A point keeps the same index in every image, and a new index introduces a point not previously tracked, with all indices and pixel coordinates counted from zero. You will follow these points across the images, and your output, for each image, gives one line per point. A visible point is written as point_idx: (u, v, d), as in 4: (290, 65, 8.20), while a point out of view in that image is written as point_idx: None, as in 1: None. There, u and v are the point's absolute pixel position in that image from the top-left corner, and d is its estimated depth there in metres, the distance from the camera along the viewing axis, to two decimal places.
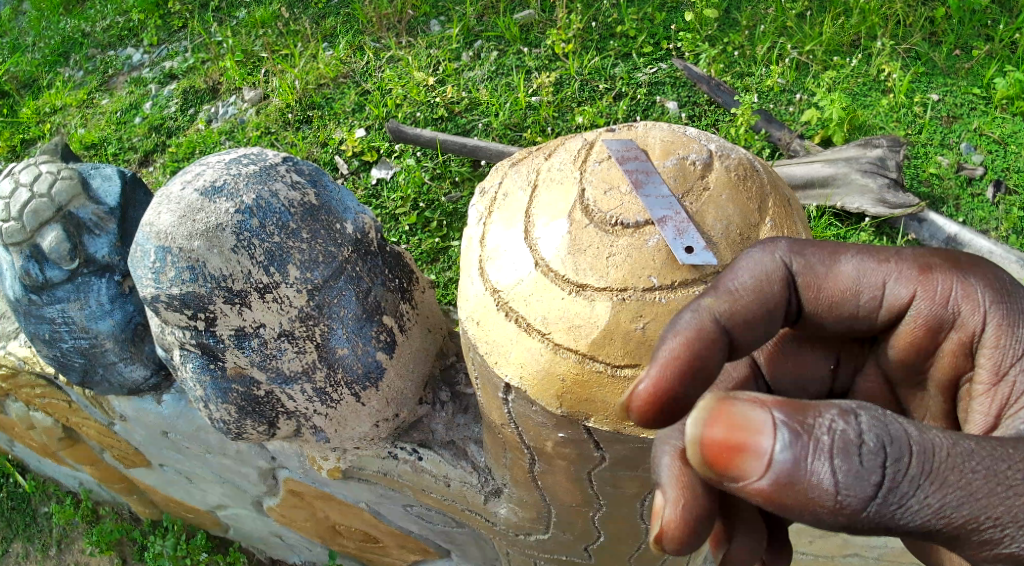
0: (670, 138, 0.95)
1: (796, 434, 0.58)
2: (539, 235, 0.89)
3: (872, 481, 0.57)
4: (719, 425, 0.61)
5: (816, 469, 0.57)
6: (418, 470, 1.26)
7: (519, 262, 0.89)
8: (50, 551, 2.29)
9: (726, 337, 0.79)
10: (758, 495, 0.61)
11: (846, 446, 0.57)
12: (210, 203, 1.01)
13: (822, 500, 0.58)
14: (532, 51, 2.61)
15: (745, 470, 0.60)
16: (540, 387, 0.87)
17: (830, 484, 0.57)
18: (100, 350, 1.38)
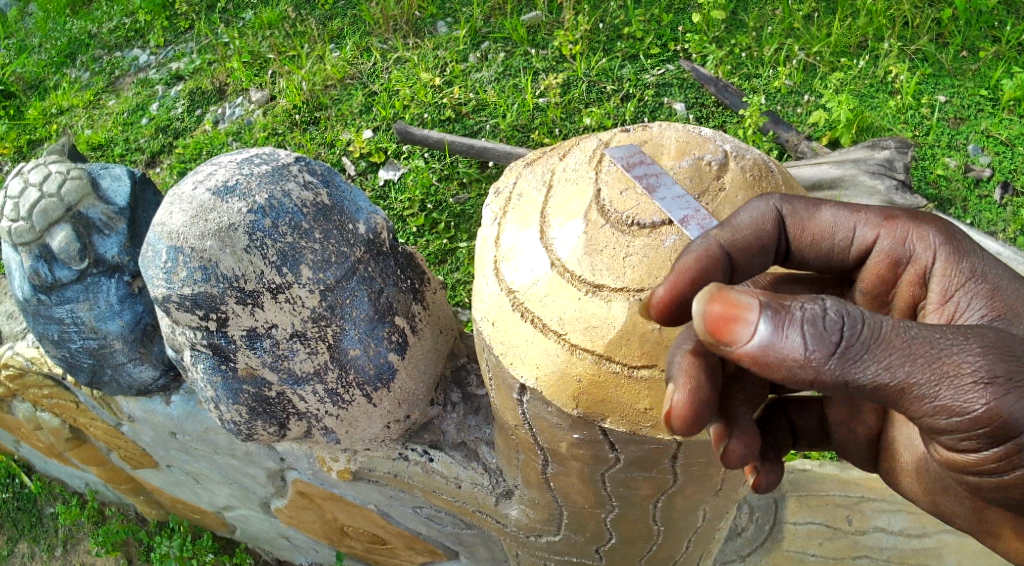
0: (685, 139, 0.95)
1: (777, 311, 0.62)
2: (554, 236, 0.89)
3: (835, 344, 0.61)
4: (718, 302, 0.64)
5: (787, 339, 0.61)
6: (428, 472, 1.25)
7: (535, 261, 0.90)
8: (57, 550, 2.29)
9: (726, 261, 0.84)
10: (745, 363, 0.65)
11: (814, 320, 0.62)
12: (222, 203, 1.01)
13: (793, 361, 0.62)
14: (539, 52, 2.61)
15: (732, 339, 0.64)
16: (557, 388, 0.87)
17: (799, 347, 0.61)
18: (109, 350, 1.38)
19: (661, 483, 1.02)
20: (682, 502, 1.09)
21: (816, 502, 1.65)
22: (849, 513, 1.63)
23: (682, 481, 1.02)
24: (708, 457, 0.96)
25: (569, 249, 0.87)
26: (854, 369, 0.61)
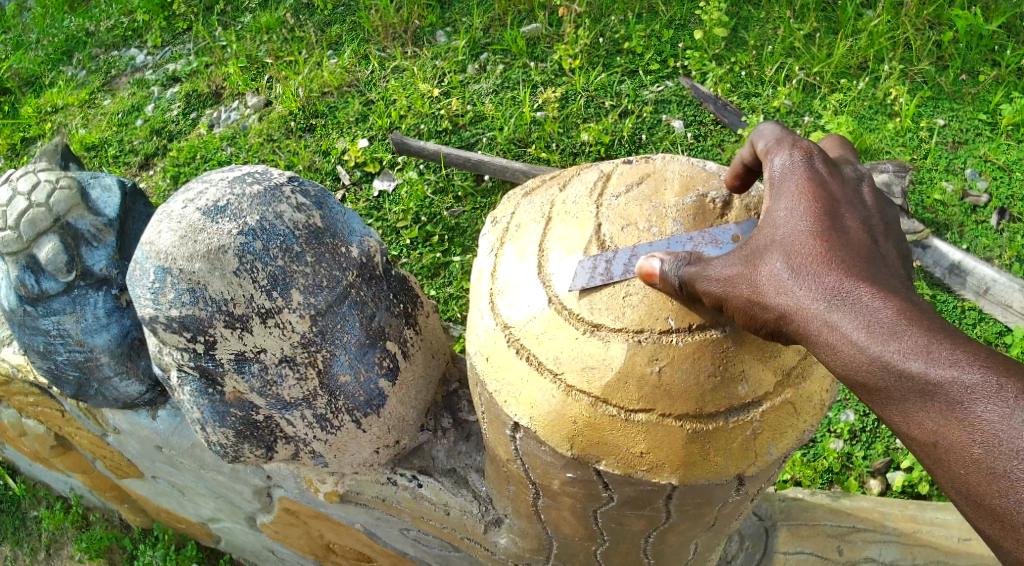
0: (690, 175, 0.93)
1: (666, 257, 0.80)
2: (551, 271, 0.89)
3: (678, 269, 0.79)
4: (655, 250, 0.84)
5: (664, 267, 0.80)
6: (416, 497, 1.23)
7: (533, 293, 0.89)
8: (39, 555, 2.25)
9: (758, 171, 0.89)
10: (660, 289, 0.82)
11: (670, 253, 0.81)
12: (212, 224, 0.99)
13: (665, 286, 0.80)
14: (538, 65, 2.59)
15: (653, 267, 0.80)
16: (551, 428, 0.87)
17: (667, 277, 0.79)
18: (96, 363, 1.36)
19: (654, 520, 1.01)
20: (674, 537, 1.08)
21: (806, 531, 1.62)
22: (840, 544, 1.61)
23: (676, 518, 1.01)
24: (703, 498, 0.95)
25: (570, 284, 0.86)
26: (683, 280, 0.79)
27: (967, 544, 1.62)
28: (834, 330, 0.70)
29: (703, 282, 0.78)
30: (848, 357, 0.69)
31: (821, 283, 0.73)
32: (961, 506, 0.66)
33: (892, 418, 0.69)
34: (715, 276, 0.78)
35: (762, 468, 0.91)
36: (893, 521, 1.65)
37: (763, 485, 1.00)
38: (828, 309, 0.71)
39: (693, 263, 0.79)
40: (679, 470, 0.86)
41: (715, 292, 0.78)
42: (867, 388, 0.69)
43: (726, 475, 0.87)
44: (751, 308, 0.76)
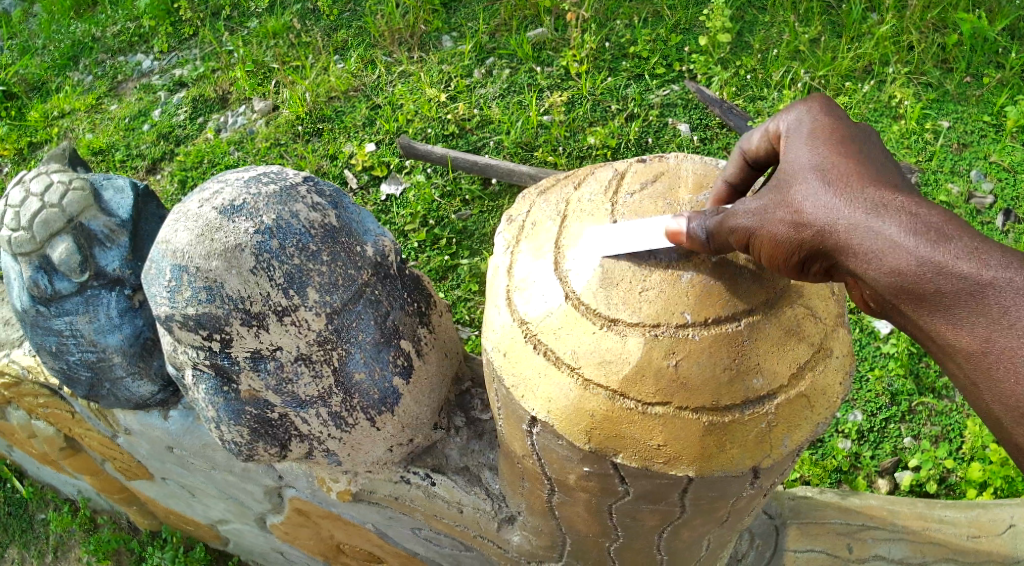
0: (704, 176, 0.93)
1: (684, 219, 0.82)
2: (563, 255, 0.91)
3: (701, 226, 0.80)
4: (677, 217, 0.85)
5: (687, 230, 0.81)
6: (430, 496, 1.24)
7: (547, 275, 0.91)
8: (46, 557, 2.26)
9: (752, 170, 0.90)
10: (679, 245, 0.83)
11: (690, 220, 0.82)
12: (229, 223, 0.99)
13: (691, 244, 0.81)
14: (544, 70, 2.61)
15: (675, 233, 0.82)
16: (569, 422, 0.87)
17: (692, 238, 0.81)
18: (108, 364, 1.36)
19: (668, 516, 1.01)
20: (687, 533, 1.09)
21: (816, 530, 1.63)
22: (850, 541, 1.62)
23: (690, 513, 1.01)
24: (718, 492, 0.95)
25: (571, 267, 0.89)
26: (710, 229, 0.79)
27: (976, 543, 1.65)
28: (882, 240, 0.71)
29: (729, 224, 0.78)
30: (895, 263, 0.70)
31: (859, 197, 0.74)
32: (1003, 416, 0.70)
33: (935, 327, 0.70)
34: (739, 215, 0.79)
35: (777, 461, 0.91)
36: (901, 519, 1.66)
37: (777, 479, 1.01)
38: (873, 220, 0.72)
39: (717, 217, 0.80)
40: (697, 462, 0.87)
41: (746, 227, 0.78)
42: (913, 297, 0.70)
43: (741, 468, 0.88)
44: (783, 237, 0.76)
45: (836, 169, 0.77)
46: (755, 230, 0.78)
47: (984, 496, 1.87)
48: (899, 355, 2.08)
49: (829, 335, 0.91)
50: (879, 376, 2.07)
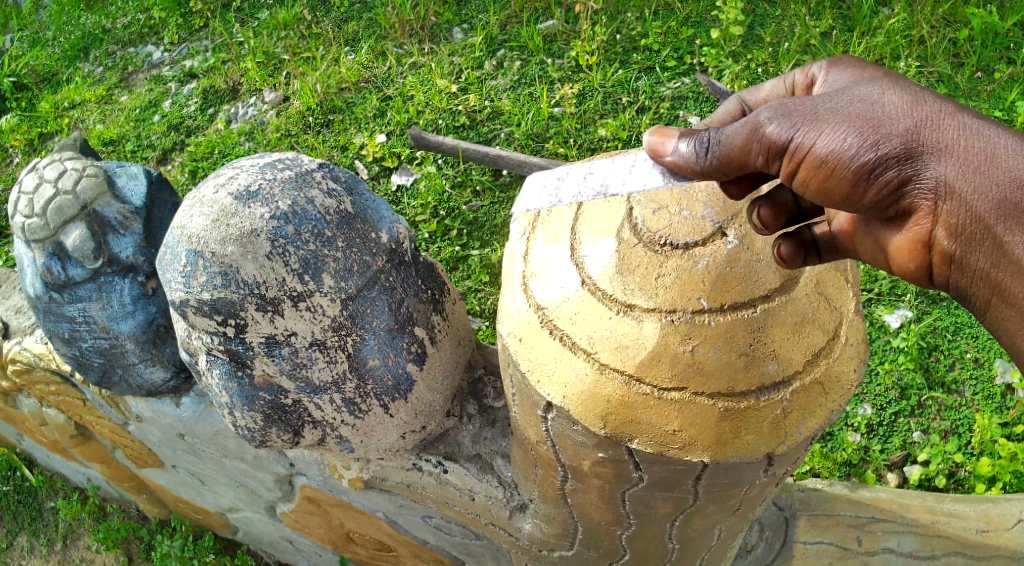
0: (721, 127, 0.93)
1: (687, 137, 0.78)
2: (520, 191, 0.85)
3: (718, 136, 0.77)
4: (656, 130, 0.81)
5: (684, 150, 0.77)
6: (442, 483, 1.24)
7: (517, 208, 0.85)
8: (56, 545, 2.27)
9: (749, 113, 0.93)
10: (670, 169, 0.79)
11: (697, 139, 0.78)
12: (244, 208, 1.00)
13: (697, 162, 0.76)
14: (555, 62, 2.61)
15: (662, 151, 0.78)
16: (584, 407, 0.87)
17: (697, 154, 0.76)
18: (121, 350, 1.36)
19: (681, 503, 1.01)
20: (700, 521, 1.09)
21: (827, 522, 1.63)
22: (860, 534, 1.62)
23: (703, 501, 1.01)
24: (732, 479, 0.95)
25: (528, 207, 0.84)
26: (742, 133, 0.76)
27: (985, 537, 1.65)
28: (989, 156, 0.73)
29: (775, 124, 0.75)
30: (998, 173, 0.72)
31: (950, 114, 0.74)
32: None
33: (1019, 244, 0.73)
34: (793, 120, 0.75)
35: (792, 448, 0.91)
36: (911, 512, 1.66)
37: (790, 467, 1.01)
38: (975, 135, 0.73)
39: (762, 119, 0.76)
40: (712, 448, 0.87)
41: (809, 123, 0.74)
42: (1015, 212, 0.72)
43: (756, 454, 0.88)
44: (853, 144, 0.73)
45: (890, 86, 0.78)
46: (812, 130, 0.74)
47: (993, 491, 1.86)
48: (909, 349, 2.07)
49: (844, 323, 0.91)
50: (889, 370, 2.07)
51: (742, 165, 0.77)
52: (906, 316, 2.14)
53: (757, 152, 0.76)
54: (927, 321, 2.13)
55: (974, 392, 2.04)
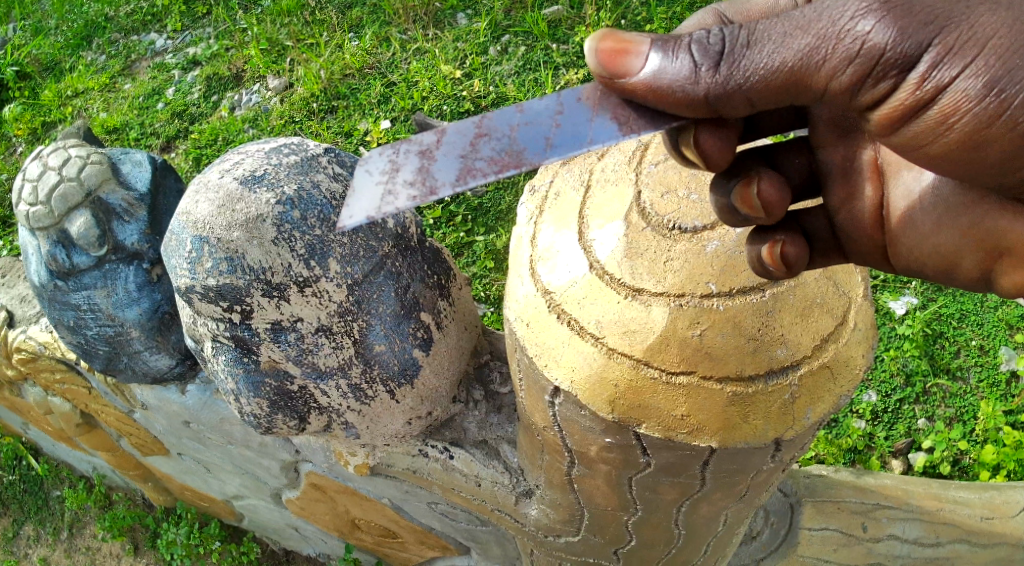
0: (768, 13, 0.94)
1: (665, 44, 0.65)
2: (354, 186, 0.67)
3: (739, 43, 0.63)
4: (609, 40, 0.66)
5: (670, 64, 0.63)
6: (448, 469, 1.25)
7: (358, 211, 0.66)
8: (62, 534, 2.29)
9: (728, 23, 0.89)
10: (639, 95, 0.64)
11: (701, 43, 0.64)
12: (250, 193, 0.99)
13: (700, 77, 0.63)
14: (560, 47, 2.59)
15: (624, 71, 0.64)
16: (592, 392, 0.87)
17: (698, 66, 0.63)
18: (126, 338, 1.36)
19: (687, 489, 1.01)
20: (706, 507, 1.09)
21: (832, 509, 1.64)
22: (864, 521, 1.63)
23: (709, 487, 1.01)
24: (738, 465, 0.95)
25: (379, 202, 0.65)
26: (805, 45, 0.62)
27: (990, 524, 1.66)
28: None
29: (885, 35, 0.61)
30: None
31: None
32: None
33: None
34: (899, 29, 0.61)
35: (799, 433, 0.91)
36: (917, 499, 1.67)
37: (796, 453, 1.01)
38: None
39: (863, 19, 0.61)
40: (719, 433, 0.87)
41: (956, 29, 0.61)
42: None
43: (764, 440, 0.88)
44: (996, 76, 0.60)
45: None
46: (954, 40, 0.61)
47: (997, 479, 1.87)
48: (914, 336, 2.07)
49: (853, 307, 0.90)
50: (894, 357, 2.06)
51: (805, 81, 0.64)
52: (912, 302, 2.14)
53: (854, 69, 0.63)
54: (931, 308, 2.13)
55: (979, 379, 2.04)
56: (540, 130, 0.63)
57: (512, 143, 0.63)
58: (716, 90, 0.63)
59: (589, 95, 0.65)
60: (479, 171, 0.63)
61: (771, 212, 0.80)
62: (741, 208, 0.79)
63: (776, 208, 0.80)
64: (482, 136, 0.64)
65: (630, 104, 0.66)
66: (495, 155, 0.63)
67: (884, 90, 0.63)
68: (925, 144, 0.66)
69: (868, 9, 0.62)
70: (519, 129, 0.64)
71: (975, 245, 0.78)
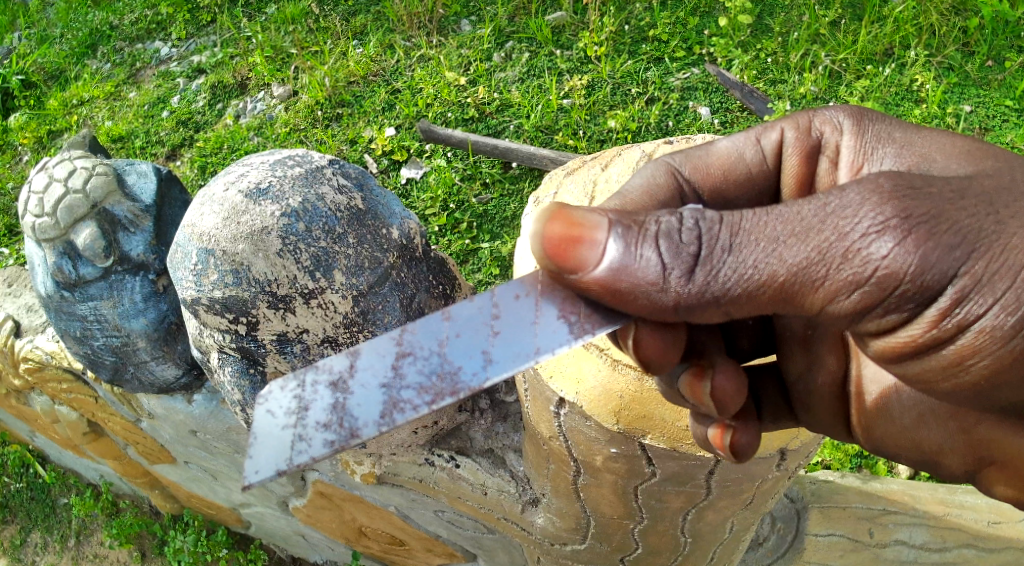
0: (728, 162, 0.87)
1: (627, 229, 0.62)
2: (254, 432, 0.61)
3: (719, 248, 0.60)
4: (559, 221, 0.62)
5: (634, 262, 0.61)
6: (454, 478, 1.24)
7: (265, 463, 0.61)
8: (69, 542, 2.30)
9: (691, 182, 0.85)
10: (594, 292, 0.63)
11: (670, 234, 0.61)
12: (255, 206, 1.00)
13: (669, 283, 0.61)
14: (564, 53, 2.60)
15: (577, 264, 0.61)
16: (597, 402, 0.87)
17: (669, 269, 0.60)
18: (133, 348, 1.36)
19: (693, 498, 1.01)
20: (711, 516, 1.09)
21: (838, 514, 1.65)
22: (871, 526, 1.64)
23: (715, 495, 1.01)
24: (743, 474, 0.96)
25: (289, 451, 0.61)
26: (796, 264, 0.59)
27: (997, 529, 1.65)
28: None
29: (890, 269, 0.57)
30: None
31: None
32: None
33: None
34: (909, 266, 0.57)
35: (804, 442, 0.94)
36: (923, 504, 1.68)
37: (802, 461, 1.01)
38: None
39: (879, 241, 0.57)
40: None
41: (981, 258, 0.57)
42: None
43: (767, 450, 0.92)
44: (997, 324, 0.59)
45: None
46: (983, 269, 0.57)
47: None
48: None
49: None
50: None
51: (798, 297, 0.61)
52: None
53: (856, 294, 0.59)
54: None
55: None
56: (473, 346, 0.62)
57: (444, 362, 0.62)
58: (685, 299, 0.61)
59: (528, 289, 0.65)
60: (408, 401, 0.61)
61: (722, 406, 0.77)
62: (690, 397, 0.77)
63: (730, 402, 0.77)
64: (405, 355, 0.63)
65: (579, 295, 0.65)
66: (425, 380, 0.62)
67: (894, 320, 0.61)
68: (952, 376, 0.64)
69: (884, 230, 0.57)
70: (449, 343, 0.62)
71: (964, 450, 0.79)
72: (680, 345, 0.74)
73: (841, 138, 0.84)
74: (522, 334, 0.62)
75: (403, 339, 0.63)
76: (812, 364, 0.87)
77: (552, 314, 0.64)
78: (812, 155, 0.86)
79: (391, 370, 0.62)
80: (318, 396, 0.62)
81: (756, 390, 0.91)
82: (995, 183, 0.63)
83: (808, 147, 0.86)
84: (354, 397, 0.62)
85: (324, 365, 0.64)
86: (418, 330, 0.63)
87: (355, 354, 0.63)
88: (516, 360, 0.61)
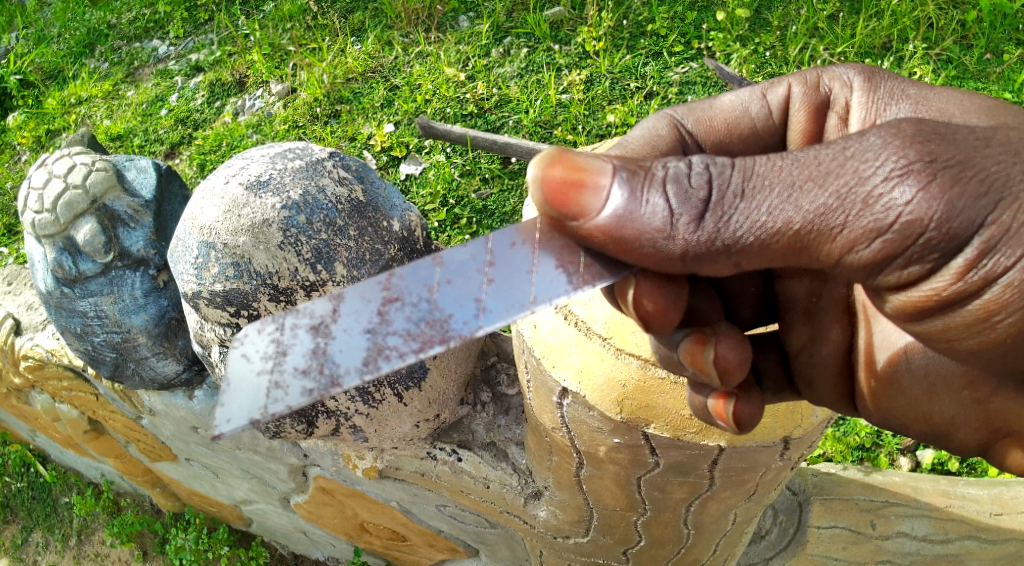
0: (733, 115, 0.88)
1: (632, 173, 0.63)
2: (228, 378, 0.63)
3: (733, 193, 0.60)
4: (560, 165, 0.64)
5: (639, 209, 0.62)
6: (456, 471, 1.24)
7: (238, 411, 0.62)
8: (71, 541, 2.30)
9: (693, 135, 0.86)
10: (601, 244, 0.64)
11: (678, 179, 0.62)
12: (255, 198, 1.00)
13: (676, 231, 0.62)
14: (562, 48, 2.60)
15: (580, 210, 0.63)
16: (601, 392, 0.86)
17: (676, 215, 0.61)
18: (133, 344, 1.35)
19: (697, 488, 1.01)
20: (714, 506, 1.09)
21: (840, 506, 1.65)
22: (873, 518, 1.64)
23: (718, 485, 1.01)
24: (748, 463, 0.96)
25: (266, 399, 0.62)
26: (816, 210, 0.59)
27: (999, 520, 1.65)
28: None
29: (913, 212, 0.57)
30: None
31: None
32: None
33: None
34: (934, 209, 0.56)
35: (808, 431, 0.94)
36: (926, 496, 1.68)
37: (805, 452, 1.01)
38: None
39: (901, 186, 0.57)
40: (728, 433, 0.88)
41: (1010, 205, 0.57)
42: None
43: (773, 438, 0.90)
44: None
45: None
46: (1010, 219, 0.57)
47: (1003, 475, 1.87)
48: None
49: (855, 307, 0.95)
50: None
51: (815, 246, 0.61)
52: None
53: (877, 244, 0.59)
54: None
55: None
56: (465, 294, 0.63)
57: (433, 309, 0.63)
58: (694, 248, 0.62)
59: (524, 238, 0.66)
60: (394, 348, 0.62)
61: (726, 377, 0.77)
62: (690, 365, 0.77)
63: (733, 372, 0.77)
64: (392, 301, 0.64)
65: (578, 244, 0.67)
66: (413, 326, 0.63)
67: (916, 273, 0.61)
68: (977, 334, 0.64)
69: (907, 174, 0.57)
70: (440, 290, 0.64)
71: (978, 421, 0.82)
72: (681, 307, 0.74)
73: (851, 95, 0.86)
74: (518, 283, 0.64)
75: (389, 284, 0.64)
76: (817, 331, 0.89)
77: (548, 265, 0.65)
78: (820, 111, 0.88)
79: (376, 315, 0.63)
80: (297, 340, 0.63)
81: (756, 365, 0.95)
82: (1021, 135, 0.62)
83: (815, 103, 0.87)
84: (334, 343, 0.63)
85: (304, 309, 0.64)
86: (407, 276, 0.64)
87: (338, 299, 0.64)
88: (508, 309, 0.63)
